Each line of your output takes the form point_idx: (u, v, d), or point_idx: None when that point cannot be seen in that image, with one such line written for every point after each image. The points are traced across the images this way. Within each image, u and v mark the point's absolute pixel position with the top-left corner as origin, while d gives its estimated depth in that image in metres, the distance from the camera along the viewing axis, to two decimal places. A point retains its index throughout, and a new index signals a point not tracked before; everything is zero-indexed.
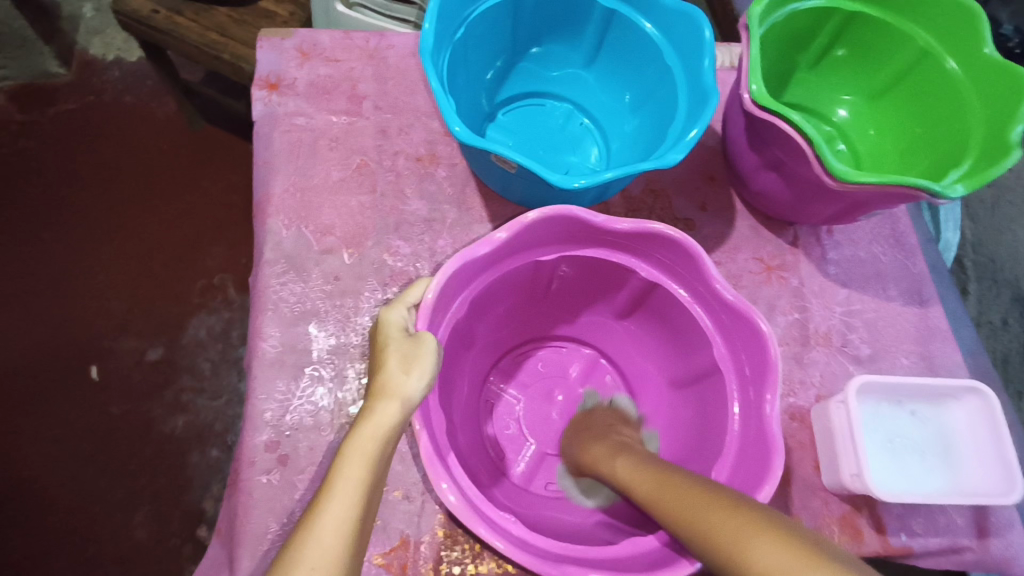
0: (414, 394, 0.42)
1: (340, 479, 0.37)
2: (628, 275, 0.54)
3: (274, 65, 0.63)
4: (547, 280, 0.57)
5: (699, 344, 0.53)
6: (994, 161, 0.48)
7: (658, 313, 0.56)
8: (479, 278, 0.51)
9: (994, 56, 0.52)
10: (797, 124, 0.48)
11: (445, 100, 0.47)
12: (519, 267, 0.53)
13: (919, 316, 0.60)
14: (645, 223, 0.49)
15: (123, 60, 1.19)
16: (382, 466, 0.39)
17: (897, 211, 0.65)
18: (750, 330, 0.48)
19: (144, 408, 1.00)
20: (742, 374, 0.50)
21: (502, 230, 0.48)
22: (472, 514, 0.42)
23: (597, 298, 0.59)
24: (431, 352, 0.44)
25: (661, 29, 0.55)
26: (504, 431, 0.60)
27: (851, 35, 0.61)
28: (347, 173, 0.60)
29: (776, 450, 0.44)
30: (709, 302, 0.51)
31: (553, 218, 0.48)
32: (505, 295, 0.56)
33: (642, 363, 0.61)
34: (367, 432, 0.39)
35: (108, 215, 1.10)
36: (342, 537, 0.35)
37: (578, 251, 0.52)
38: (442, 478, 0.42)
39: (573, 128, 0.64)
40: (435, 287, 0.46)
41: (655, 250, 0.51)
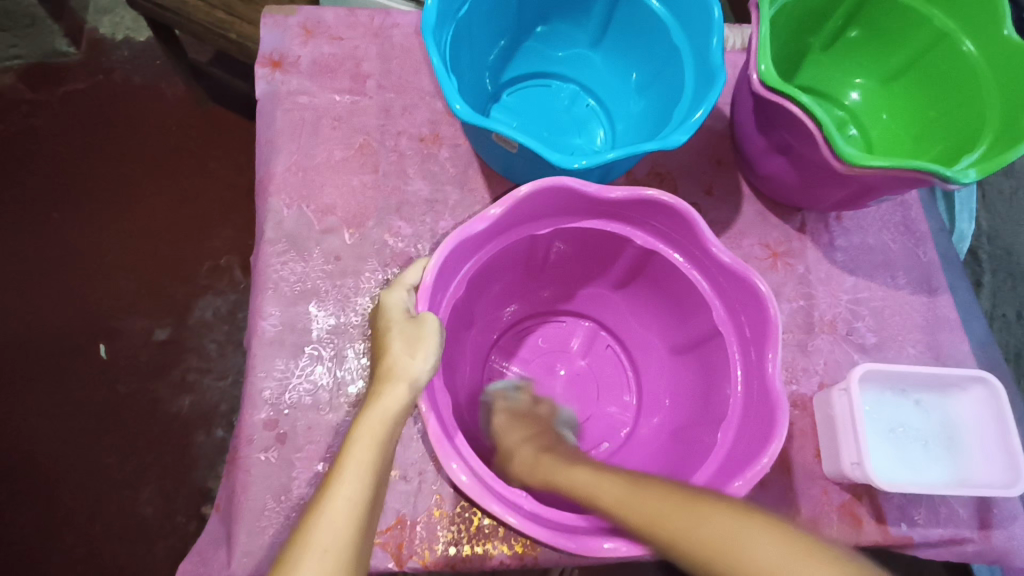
0: (420, 375, 0.42)
1: (349, 462, 0.37)
2: (624, 244, 0.53)
3: (277, 43, 0.63)
4: (545, 253, 0.56)
5: (699, 312, 0.53)
6: (1008, 146, 0.47)
7: (658, 282, 0.55)
8: (479, 254, 0.51)
9: (1012, 36, 0.50)
10: (807, 107, 0.47)
11: (446, 77, 0.46)
12: (517, 242, 0.52)
13: (928, 305, 0.59)
14: (641, 191, 0.48)
15: (132, 40, 1.18)
16: (390, 449, 0.39)
17: (908, 198, 0.63)
18: (749, 293, 0.48)
19: (151, 387, 1.01)
20: (742, 335, 0.49)
21: (496, 205, 0.47)
22: (484, 491, 0.42)
23: (597, 270, 0.59)
24: (435, 331, 0.43)
25: (669, 7, 0.54)
26: None
27: (864, 15, 0.59)
28: (349, 153, 0.60)
29: (778, 400, 0.44)
30: (707, 267, 0.50)
31: (547, 190, 0.47)
32: (505, 270, 0.56)
33: (644, 333, 0.60)
34: (376, 415, 0.39)
35: (117, 195, 1.10)
36: (352, 517, 0.35)
37: (575, 224, 0.52)
38: (452, 459, 0.42)
39: (578, 110, 0.63)
40: (434, 266, 0.46)
41: (651, 217, 0.50)
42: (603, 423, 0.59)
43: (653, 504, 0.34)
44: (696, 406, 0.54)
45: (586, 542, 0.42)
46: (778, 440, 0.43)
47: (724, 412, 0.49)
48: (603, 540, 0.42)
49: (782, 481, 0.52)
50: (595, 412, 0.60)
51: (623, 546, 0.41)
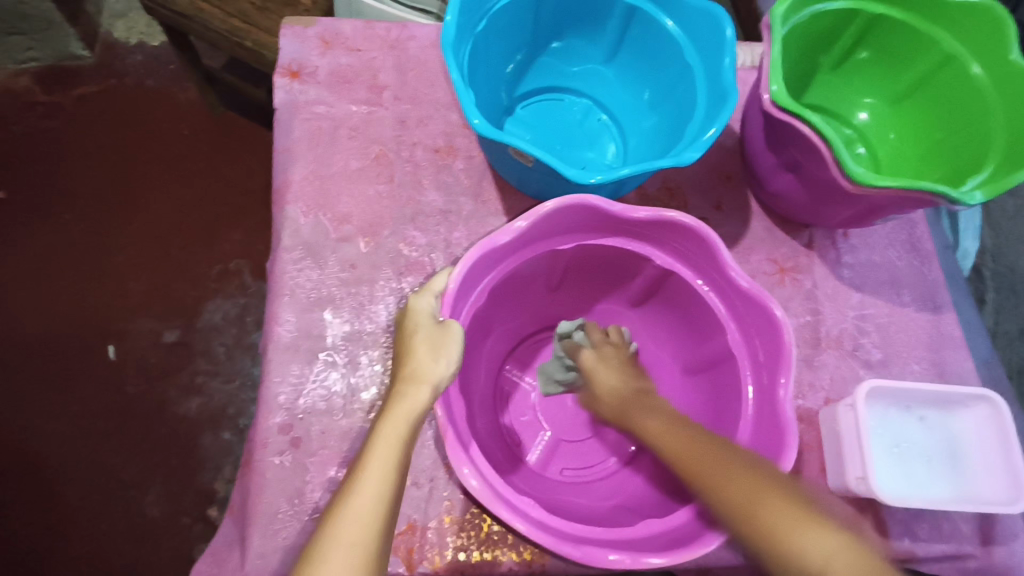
0: (442, 378, 0.43)
1: (375, 459, 0.38)
2: (643, 263, 0.54)
3: (296, 54, 0.64)
4: (563, 269, 0.57)
5: (713, 333, 0.53)
6: (1013, 169, 0.48)
7: (673, 300, 0.56)
8: (498, 268, 0.51)
9: (1019, 61, 0.51)
10: (816, 126, 0.48)
11: (465, 92, 0.47)
12: (535, 257, 0.53)
13: (932, 322, 0.60)
14: (665, 211, 0.49)
15: (146, 44, 1.20)
16: (410, 448, 0.40)
17: (914, 217, 0.64)
18: (763, 314, 0.48)
19: (159, 389, 1.02)
20: (756, 360, 0.50)
21: (521, 219, 0.48)
22: (494, 497, 0.42)
23: (612, 285, 0.59)
24: (458, 339, 0.45)
25: (682, 26, 0.55)
26: (520, 417, 0.60)
27: (873, 37, 0.60)
28: (365, 163, 0.61)
29: (789, 426, 0.45)
30: (723, 288, 0.51)
31: (570, 208, 0.48)
32: (522, 284, 0.57)
33: (656, 350, 0.61)
34: (398, 416, 0.40)
35: (129, 198, 1.11)
36: (377, 513, 0.35)
37: (595, 241, 0.53)
38: (464, 465, 0.43)
39: (591, 124, 0.64)
40: (457, 275, 0.47)
41: (670, 238, 0.51)
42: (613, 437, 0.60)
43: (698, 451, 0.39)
44: (705, 420, 0.54)
45: (592, 553, 0.42)
46: (787, 465, 0.43)
47: (732, 429, 0.50)
48: (608, 552, 0.42)
49: None
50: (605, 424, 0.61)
51: (627, 559, 0.42)
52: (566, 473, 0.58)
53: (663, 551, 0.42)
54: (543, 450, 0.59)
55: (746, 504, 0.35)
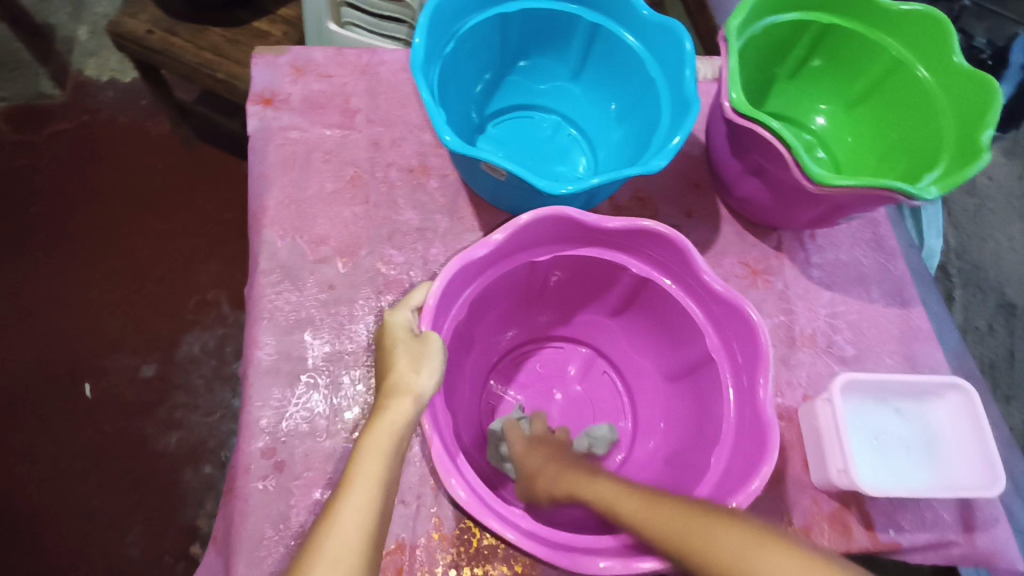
0: (424, 390, 0.43)
1: (359, 475, 0.38)
2: (619, 272, 0.55)
3: (268, 81, 0.65)
4: (543, 280, 0.58)
5: (692, 338, 0.54)
6: (968, 162, 0.50)
7: (651, 308, 0.57)
8: (477, 281, 0.52)
9: (963, 63, 0.54)
10: (776, 131, 0.50)
11: (435, 110, 0.48)
12: (514, 269, 0.54)
13: (901, 316, 0.62)
14: (638, 220, 0.50)
15: (117, 81, 1.20)
16: (396, 460, 0.40)
17: (877, 216, 0.67)
18: (738, 317, 0.49)
19: (137, 426, 1.00)
20: (735, 360, 0.51)
21: (498, 232, 0.49)
22: (483, 509, 0.43)
23: (591, 296, 0.60)
24: (438, 351, 0.45)
25: (643, 41, 0.57)
26: None
27: (825, 46, 0.63)
28: (340, 185, 0.62)
29: (769, 422, 0.45)
30: (699, 294, 0.52)
31: (544, 220, 0.49)
32: (500, 298, 0.57)
33: (637, 358, 0.62)
34: (382, 428, 0.41)
35: (103, 234, 1.10)
36: (364, 528, 0.36)
37: (572, 252, 0.54)
38: (451, 475, 0.43)
39: (561, 140, 0.66)
40: (436, 291, 0.47)
41: (646, 246, 0.52)
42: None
43: (737, 545, 0.36)
44: (690, 422, 0.55)
45: (580, 561, 0.43)
46: (770, 461, 0.44)
47: (718, 429, 0.50)
48: (598, 559, 0.43)
49: (774, 493, 0.53)
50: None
51: (618, 564, 0.42)
52: None
53: (653, 554, 0.43)
54: None
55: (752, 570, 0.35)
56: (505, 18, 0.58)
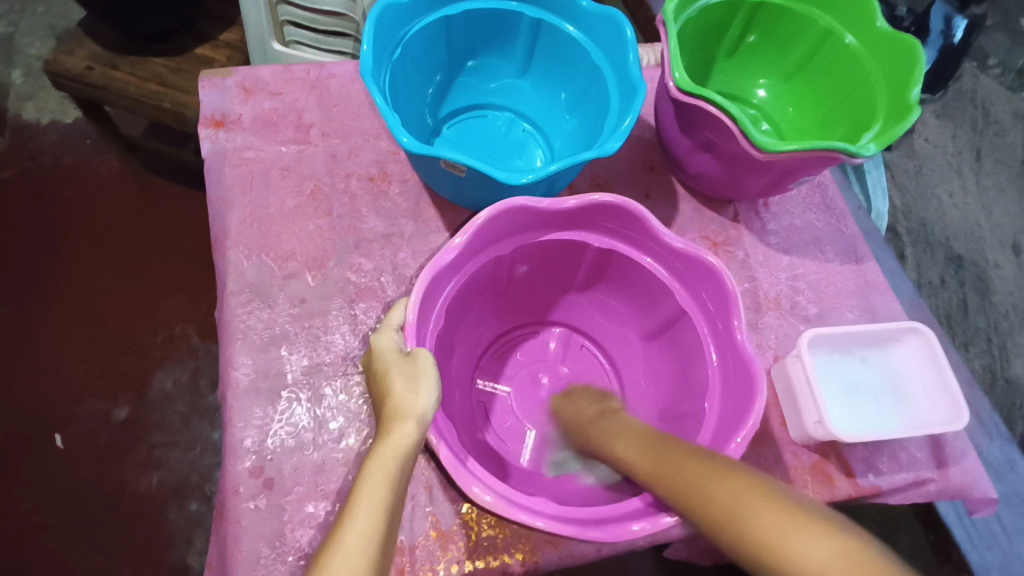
0: (426, 410, 0.43)
1: (362, 498, 0.38)
2: (583, 249, 0.56)
3: (218, 104, 0.65)
4: (512, 270, 0.58)
5: (663, 297, 0.56)
6: (900, 119, 0.54)
7: (619, 276, 0.59)
8: (458, 278, 0.52)
9: (885, 27, 0.57)
10: (720, 105, 0.52)
11: (390, 113, 0.49)
12: (483, 265, 0.54)
13: (857, 272, 0.65)
14: (593, 194, 0.51)
15: (59, 122, 1.18)
16: (402, 483, 0.40)
17: (824, 181, 0.69)
18: (703, 269, 0.51)
19: (115, 471, 0.98)
20: (708, 311, 0.53)
21: (459, 235, 0.49)
22: (509, 505, 0.43)
23: (559, 276, 0.61)
24: (430, 366, 0.45)
25: (583, 30, 0.59)
26: (503, 424, 0.60)
27: (759, 22, 0.65)
28: (302, 200, 0.62)
29: (755, 364, 0.47)
30: (661, 255, 0.54)
31: (504, 213, 0.50)
32: (476, 296, 0.58)
33: (613, 327, 0.63)
34: (386, 452, 0.41)
35: (60, 280, 1.08)
36: (367, 549, 0.36)
37: (536, 237, 0.55)
38: (473, 483, 0.44)
39: (515, 135, 0.67)
40: (414, 304, 0.48)
41: (604, 219, 0.54)
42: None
43: (726, 489, 0.38)
44: (675, 382, 0.56)
45: (614, 530, 0.43)
46: (760, 404, 0.45)
47: (704, 383, 0.52)
48: (630, 524, 0.44)
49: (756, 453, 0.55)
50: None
51: (649, 525, 0.43)
52: (563, 464, 0.58)
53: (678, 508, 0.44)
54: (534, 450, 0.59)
55: (733, 515, 0.37)
56: (449, 21, 0.59)
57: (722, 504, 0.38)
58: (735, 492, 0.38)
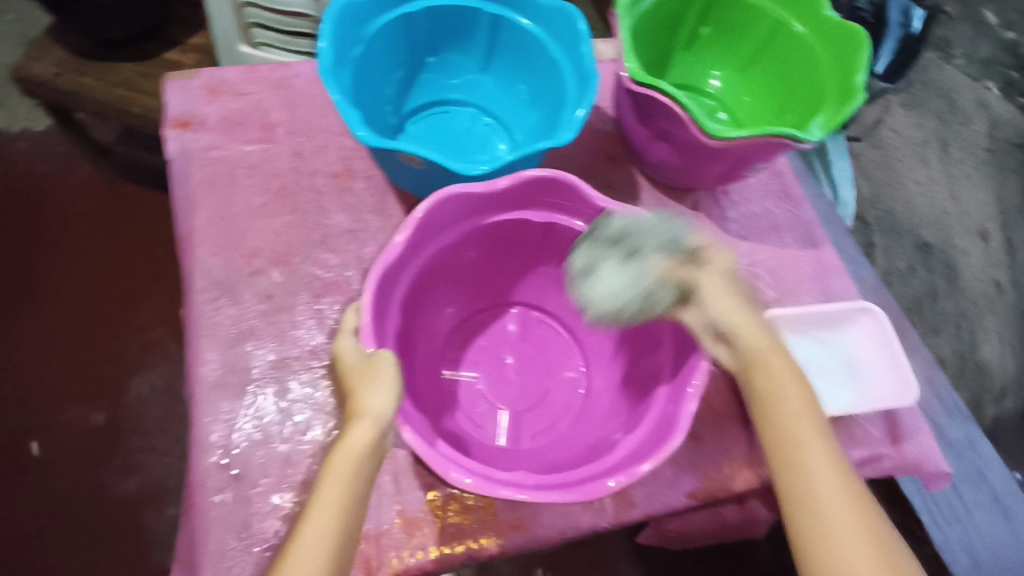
0: (384, 411, 0.41)
1: (317, 503, 0.38)
2: (525, 227, 0.56)
3: (183, 104, 0.65)
4: (462, 260, 0.58)
5: None
6: (846, 103, 0.56)
7: (562, 248, 0.58)
8: (409, 270, 0.52)
9: (832, 15, 0.59)
10: (672, 95, 0.54)
11: (349, 109, 0.51)
12: (427, 259, 0.53)
13: (815, 257, 0.66)
14: (522, 173, 0.51)
15: (32, 129, 1.17)
16: (363, 484, 0.40)
17: (782, 169, 0.71)
18: None
19: (93, 477, 0.97)
20: None
21: (399, 234, 0.48)
22: (491, 484, 0.43)
23: (511, 259, 0.61)
24: (390, 365, 0.42)
25: (538, 23, 0.60)
26: (476, 409, 0.60)
27: (712, 14, 0.67)
28: (267, 198, 0.62)
29: None
30: (598, 221, 0.54)
31: (441, 203, 0.50)
32: (430, 287, 0.57)
33: (562, 298, 0.63)
34: (342, 453, 0.40)
35: (34, 288, 1.07)
36: (327, 550, 0.37)
37: (478, 223, 0.54)
38: (451, 469, 0.43)
39: (478, 129, 0.68)
40: (367, 307, 0.46)
41: (543, 196, 0.53)
42: (564, 399, 0.61)
43: (824, 450, 0.41)
44: (630, 341, 0.58)
45: (593, 487, 0.44)
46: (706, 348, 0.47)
47: (657, 336, 0.53)
48: (606, 480, 0.44)
49: (716, 434, 0.56)
50: (554, 384, 0.62)
51: (624, 478, 0.44)
52: (538, 437, 0.59)
53: (650, 457, 0.44)
54: (507, 432, 0.59)
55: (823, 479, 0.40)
56: (409, 17, 0.60)
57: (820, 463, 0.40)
58: (818, 452, 0.41)
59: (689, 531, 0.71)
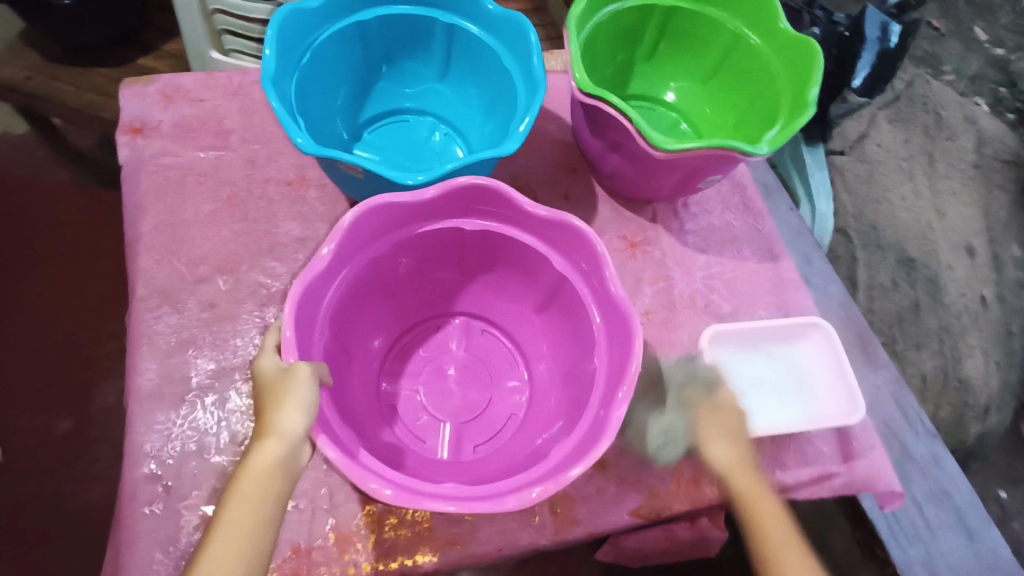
0: (294, 430, 0.41)
1: (221, 525, 0.38)
2: (462, 235, 0.55)
3: (138, 111, 0.65)
4: (396, 270, 0.57)
5: (542, 268, 0.56)
6: (798, 116, 0.55)
7: (502, 256, 0.58)
8: (340, 281, 0.51)
9: (786, 27, 0.58)
10: (619, 107, 0.54)
11: (286, 116, 0.50)
12: (360, 268, 0.53)
13: (773, 271, 0.65)
14: (449, 181, 0.50)
15: (9, 133, 1.17)
16: (272, 505, 0.39)
17: (744, 181, 0.70)
18: (573, 234, 0.51)
19: (55, 486, 0.96)
20: (582, 271, 0.53)
21: (326, 245, 0.48)
22: (413, 496, 0.41)
23: (447, 267, 0.60)
24: (305, 381, 0.42)
25: (485, 29, 0.60)
26: (416, 421, 0.60)
27: (670, 27, 0.67)
28: (217, 205, 0.62)
29: (627, 310, 0.48)
30: (533, 228, 0.54)
31: (370, 212, 0.49)
32: (367, 297, 0.57)
33: (506, 305, 0.62)
34: (248, 473, 0.40)
35: (5, 293, 1.07)
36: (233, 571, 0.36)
37: (412, 231, 0.54)
38: (370, 480, 0.41)
39: (435, 137, 0.68)
40: (288, 320, 0.44)
41: (477, 204, 0.53)
42: (503, 408, 0.61)
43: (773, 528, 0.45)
44: (570, 347, 0.57)
45: (518, 497, 0.41)
46: (636, 354, 0.46)
47: (592, 341, 0.52)
48: (530, 490, 0.42)
49: None
50: (496, 394, 0.62)
51: (549, 486, 0.42)
52: (479, 449, 0.58)
53: (578, 463, 0.43)
54: (449, 443, 0.59)
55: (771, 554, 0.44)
56: (358, 26, 0.60)
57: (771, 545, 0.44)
58: (771, 529, 0.45)
59: (648, 549, 0.69)
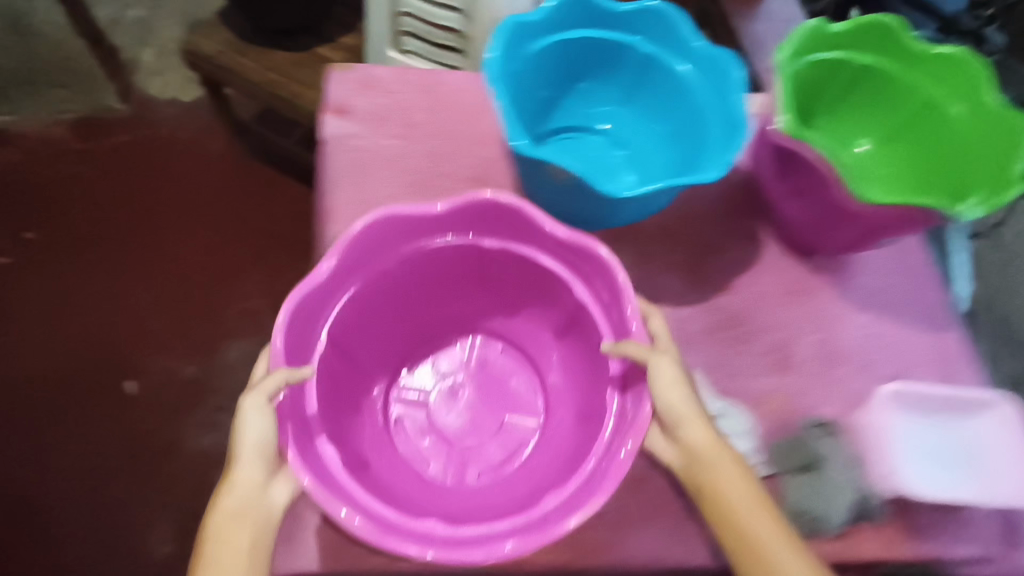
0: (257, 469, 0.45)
1: (213, 555, 0.43)
2: (488, 256, 0.59)
3: (341, 94, 0.70)
4: (413, 285, 0.61)
5: (564, 296, 0.59)
6: (1000, 191, 0.54)
7: (526, 282, 0.61)
8: (352, 286, 0.56)
9: (997, 101, 0.58)
10: (824, 152, 0.54)
11: (510, 117, 0.54)
12: (374, 278, 0.57)
13: (935, 341, 0.64)
14: (464, 196, 0.54)
15: (178, 99, 1.27)
16: (268, 528, 0.45)
17: (911, 247, 0.69)
18: (595, 262, 0.55)
19: (175, 426, 1.03)
20: (603, 301, 0.56)
21: (329, 254, 0.52)
22: (384, 535, 0.45)
23: (468, 286, 0.64)
24: (263, 420, 0.45)
25: (694, 69, 0.61)
26: (422, 442, 0.63)
27: (863, 84, 0.67)
28: (405, 192, 0.66)
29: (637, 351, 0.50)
30: (559, 252, 0.57)
31: (376, 223, 0.53)
32: (384, 310, 0.61)
33: (529, 330, 0.66)
34: (226, 508, 0.44)
35: (156, 242, 1.16)
36: None
37: (432, 247, 0.58)
38: (343, 509, 0.45)
39: (609, 158, 0.69)
40: (284, 311, 0.49)
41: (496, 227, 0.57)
42: (512, 435, 0.64)
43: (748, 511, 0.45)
44: (585, 380, 0.61)
45: (492, 548, 0.45)
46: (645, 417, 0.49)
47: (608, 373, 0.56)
48: (505, 545, 0.45)
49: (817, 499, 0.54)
50: (507, 418, 0.65)
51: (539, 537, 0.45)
52: (482, 476, 0.61)
53: (577, 513, 0.45)
54: (454, 462, 0.62)
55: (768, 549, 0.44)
56: (566, 45, 0.63)
57: (764, 538, 0.45)
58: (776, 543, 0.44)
59: None
